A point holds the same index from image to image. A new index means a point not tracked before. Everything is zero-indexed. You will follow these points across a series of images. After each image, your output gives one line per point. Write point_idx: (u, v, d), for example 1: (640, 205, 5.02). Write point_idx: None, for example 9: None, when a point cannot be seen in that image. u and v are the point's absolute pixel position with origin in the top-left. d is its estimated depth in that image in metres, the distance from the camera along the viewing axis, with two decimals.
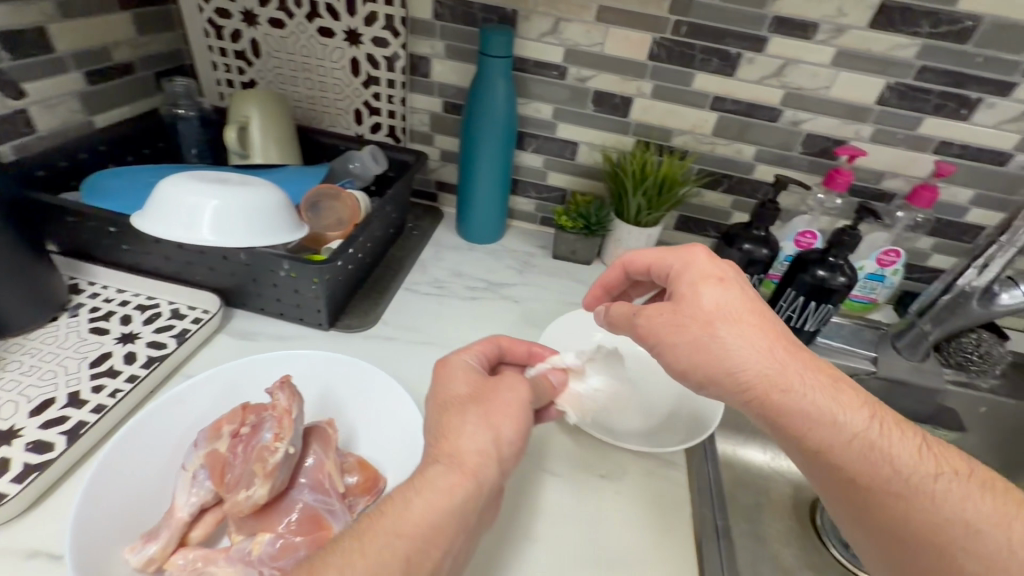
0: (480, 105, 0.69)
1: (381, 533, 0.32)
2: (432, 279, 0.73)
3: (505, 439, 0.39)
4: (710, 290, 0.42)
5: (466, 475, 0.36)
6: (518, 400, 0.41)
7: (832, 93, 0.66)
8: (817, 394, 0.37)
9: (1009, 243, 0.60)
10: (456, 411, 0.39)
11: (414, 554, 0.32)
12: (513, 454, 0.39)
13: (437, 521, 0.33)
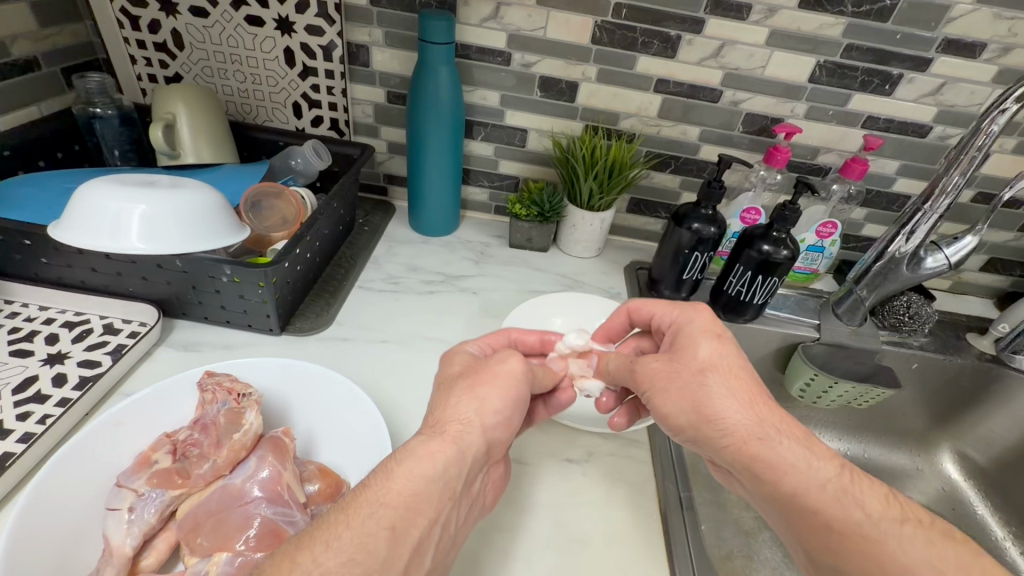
0: (424, 96, 0.67)
1: (364, 516, 0.32)
2: (386, 275, 0.71)
3: (489, 413, 0.40)
4: (706, 345, 0.44)
5: (456, 455, 0.37)
6: (512, 386, 0.42)
7: (767, 72, 0.68)
8: (794, 446, 0.39)
9: (931, 210, 0.64)
10: (448, 386, 0.42)
11: (398, 524, 0.32)
12: (500, 428, 0.41)
13: (420, 491, 0.34)
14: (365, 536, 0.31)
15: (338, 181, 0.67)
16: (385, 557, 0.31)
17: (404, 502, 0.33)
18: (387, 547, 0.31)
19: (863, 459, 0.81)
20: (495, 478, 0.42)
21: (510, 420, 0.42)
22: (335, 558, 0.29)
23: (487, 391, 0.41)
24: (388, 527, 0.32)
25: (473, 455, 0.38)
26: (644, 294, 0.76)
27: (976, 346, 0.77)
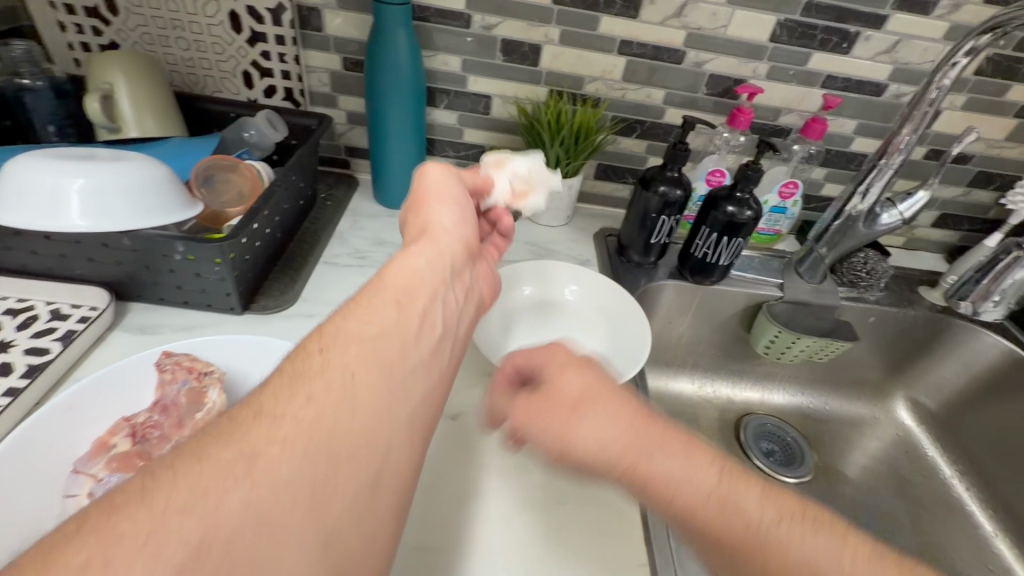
0: (381, 64, 0.65)
1: (368, 301, 0.36)
2: (352, 250, 0.69)
3: (445, 209, 0.46)
4: (568, 376, 0.41)
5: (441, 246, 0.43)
6: (457, 196, 0.48)
7: (729, 32, 0.68)
8: (673, 465, 0.36)
9: (887, 168, 0.65)
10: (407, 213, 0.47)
11: (403, 303, 0.37)
12: (467, 225, 0.47)
13: (416, 280, 0.39)
14: (368, 321, 0.35)
15: (296, 153, 0.64)
16: (398, 334, 0.35)
17: (399, 291, 0.38)
18: (398, 321, 0.36)
19: (825, 410, 0.85)
20: (485, 274, 0.49)
21: (468, 218, 0.48)
22: (347, 343, 0.33)
23: (450, 208, 0.47)
24: (391, 310, 0.36)
25: (454, 253, 0.44)
26: (614, 260, 0.77)
27: (927, 298, 0.80)
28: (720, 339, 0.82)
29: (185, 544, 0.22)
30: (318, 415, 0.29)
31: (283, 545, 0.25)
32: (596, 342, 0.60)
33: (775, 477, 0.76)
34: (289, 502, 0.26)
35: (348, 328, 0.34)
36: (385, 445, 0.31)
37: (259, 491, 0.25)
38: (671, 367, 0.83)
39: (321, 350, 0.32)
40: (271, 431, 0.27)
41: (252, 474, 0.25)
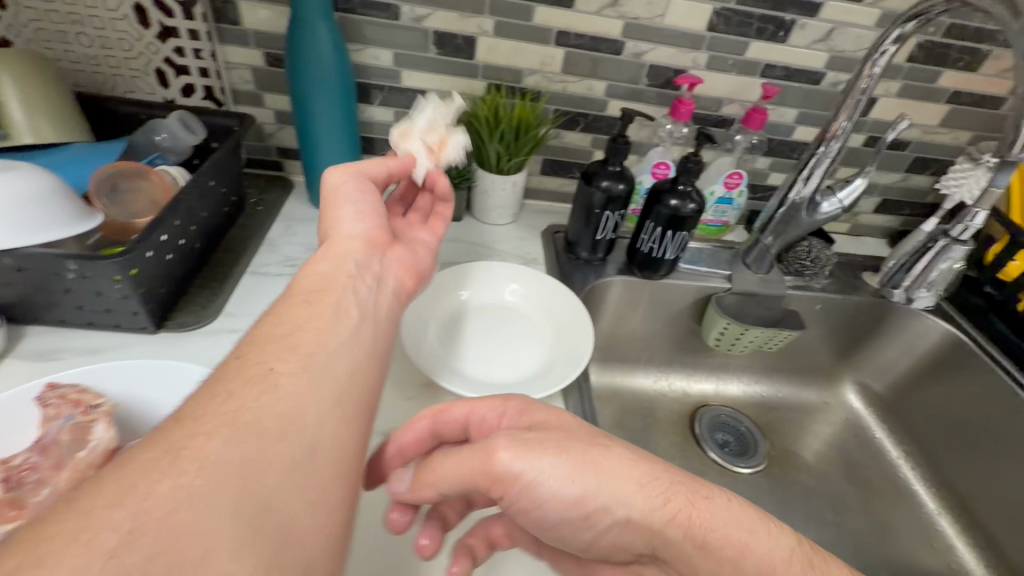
0: (301, 57, 0.61)
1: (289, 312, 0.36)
2: (283, 257, 0.65)
3: (349, 207, 0.46)
4: (571, 414, 0.38)
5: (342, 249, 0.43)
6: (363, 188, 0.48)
7: (667, 21, 0.66)
8: (728, 511, 0.34)
9: (824, 155, 0.65)
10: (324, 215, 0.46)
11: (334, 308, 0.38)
12: (379, 222, 0.47)
13: (325, 275, 0.40)
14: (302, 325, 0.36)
15: (215, 151, 0.59)
16: (327, 332, 0.36)
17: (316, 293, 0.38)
18: (322, 319, 0.36)
19: (777, 398, 0.86)
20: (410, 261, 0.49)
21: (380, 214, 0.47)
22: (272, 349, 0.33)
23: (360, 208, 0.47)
24: (317, 316, 0.37)
25: (353, 246, 0.43)
26: (562, 258, 0.75)
27: (868, 283, 0.81)
28: (673, 332, 0.81)
29: (116, 531, 0.23)
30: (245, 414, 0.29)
31: (216, 529, 0.24)
32: (542, 346, 0.58)
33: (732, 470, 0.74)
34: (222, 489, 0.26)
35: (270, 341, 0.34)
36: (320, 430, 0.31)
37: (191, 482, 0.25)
38: (625, 362, 0.82)
39: (254, 357, 0.33)
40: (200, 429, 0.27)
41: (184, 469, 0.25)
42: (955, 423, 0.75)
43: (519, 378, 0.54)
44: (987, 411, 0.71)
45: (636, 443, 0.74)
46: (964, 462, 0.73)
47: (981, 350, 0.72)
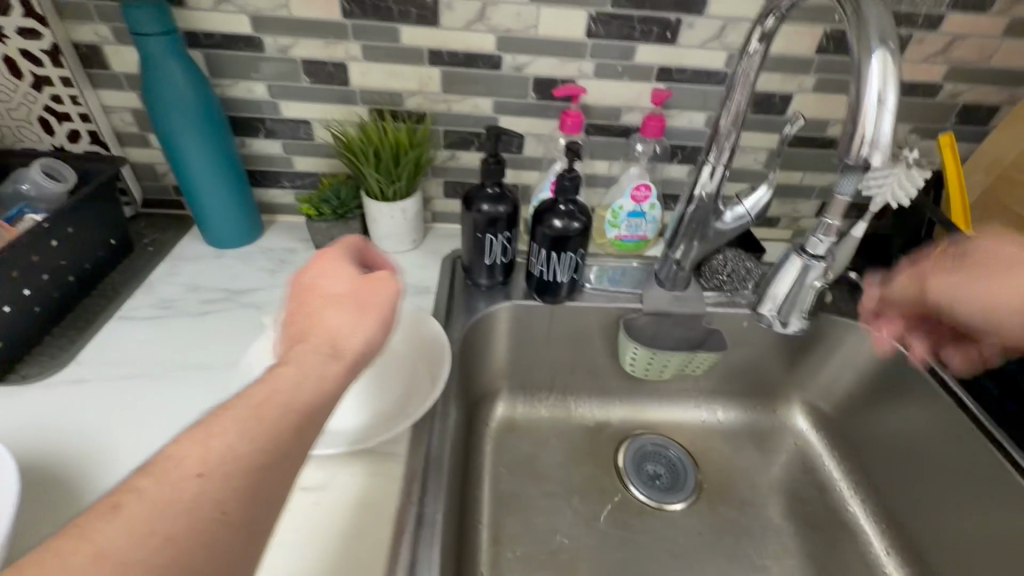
0: (157, 97, 0.60)
1: (242, 416, 0.33)
2: (158, 299, 0.64)
3: (331, 292, 0.43)
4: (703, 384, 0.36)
5: (336, 351, 0.39)
6: (346, 270, 0.46)
7: (541, 31, 0.62)
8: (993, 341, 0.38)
9: (715, 161, 0.60)
10: (314, 305, 0.43)
11: (262, 413, 0.34)
12: (376, 331, 0.42)
13: (288, 394, 0.35)
14: (245, 427, 0.32)
15: (73, 194, 0.59)
16: (280, 436, 0.33)
17: (276, 404, 0.34)
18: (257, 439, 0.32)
19: (715, 425, 0.80)
20: None
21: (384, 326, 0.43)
22: (203, 454, 0.30)
23: (355, 314, 0.42)
24: (262, 416, 0.33)
25: (344, 362, 0.39)
26: (459, 285, 0.71)
27: None
28: (591, 357, 0.76)
29: None
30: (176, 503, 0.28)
31: None
32: (402, 384, 0.54)
33: (665, 507, 0.71)
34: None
35: (204, 441, 0.31)
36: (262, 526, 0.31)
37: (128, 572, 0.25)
38: (542, 390, 0.78)
39: (182, 453, 0.30)
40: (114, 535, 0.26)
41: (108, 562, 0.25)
42: (901, 449, 0.67)
43: (365, 423, 0.50)
44: (931, 436, 0.63)
45: None
46: (913, 494, 0.65)
47: (924, 366, 0.65)
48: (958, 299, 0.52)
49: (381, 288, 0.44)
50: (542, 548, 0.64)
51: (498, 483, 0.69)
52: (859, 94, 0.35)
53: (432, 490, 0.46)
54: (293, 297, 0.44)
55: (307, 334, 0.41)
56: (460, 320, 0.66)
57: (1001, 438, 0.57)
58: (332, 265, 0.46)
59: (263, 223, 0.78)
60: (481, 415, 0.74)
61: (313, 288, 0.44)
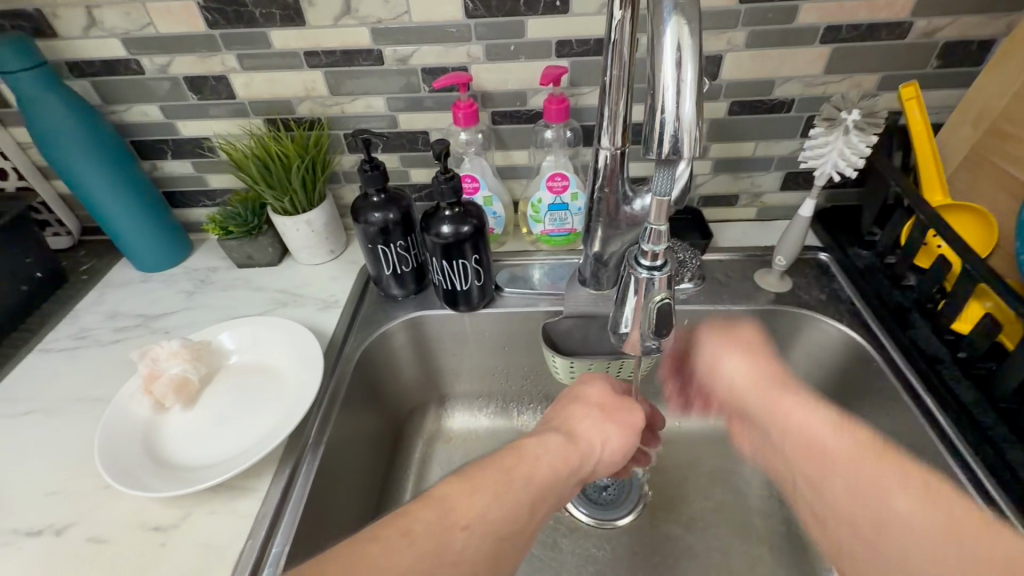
0: (44, 132, 0.60)
1: (505, 479, 0.36)
2: (78, 329, 0.66)
3: (624, 401, 0.48)
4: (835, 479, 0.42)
5: (570, 455, 0.41)
6: (620, 402, 0.47)
7: (415, 17, 0.57)
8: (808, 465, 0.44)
9: (609, 147, 0.52)
10: (585, 405, 0.46)
11: (533, 504, 0.37)
12: (611, 457, 0.44)
13: (550, 481, 0.38)
14: (500, 492, 0.35)
15: None
16: (520, 519, 0.35)
17: (522, 474, 0.37)
18: (484, 493, 0.35)
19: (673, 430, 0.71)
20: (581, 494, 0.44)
21: (624, 453, 0.45)
22: (470, 510, 0.34)
23: (610, 424, 0.45)
24: (508, 479, 0.36)
25: (586, 469, 0.42)
26: (372, 298, 0.67)
27: (765, 287, 0.64)
28: (524, 363, 0.70)
29: None
30: (417, 562, 0.30)
31: None
32: (274, 412, 0.53)
33: (605, 526, 0.64)
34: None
35: (467, 499, 0.34)
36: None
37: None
38: (480, 400, 0.73)
39: (452, 500, 0.34)
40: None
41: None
42: None
43: (227, 456, 0.49)
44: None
45: None
46: None
47: (886, 364, 0.55)
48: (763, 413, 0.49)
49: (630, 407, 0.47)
50: None
51: None
52: (653, 70, 0.29)
53: (282, 529, 0.45)
54: (556, 402, 0.48)
55: (573, 424, 0.44)
56: (360, 335, 0.63)
57: (964, 453, 0.47)
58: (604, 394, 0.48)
59: (193, 242, 0.78)
60: (408, 429, 0.70)
61: (579, 395, 0.48)
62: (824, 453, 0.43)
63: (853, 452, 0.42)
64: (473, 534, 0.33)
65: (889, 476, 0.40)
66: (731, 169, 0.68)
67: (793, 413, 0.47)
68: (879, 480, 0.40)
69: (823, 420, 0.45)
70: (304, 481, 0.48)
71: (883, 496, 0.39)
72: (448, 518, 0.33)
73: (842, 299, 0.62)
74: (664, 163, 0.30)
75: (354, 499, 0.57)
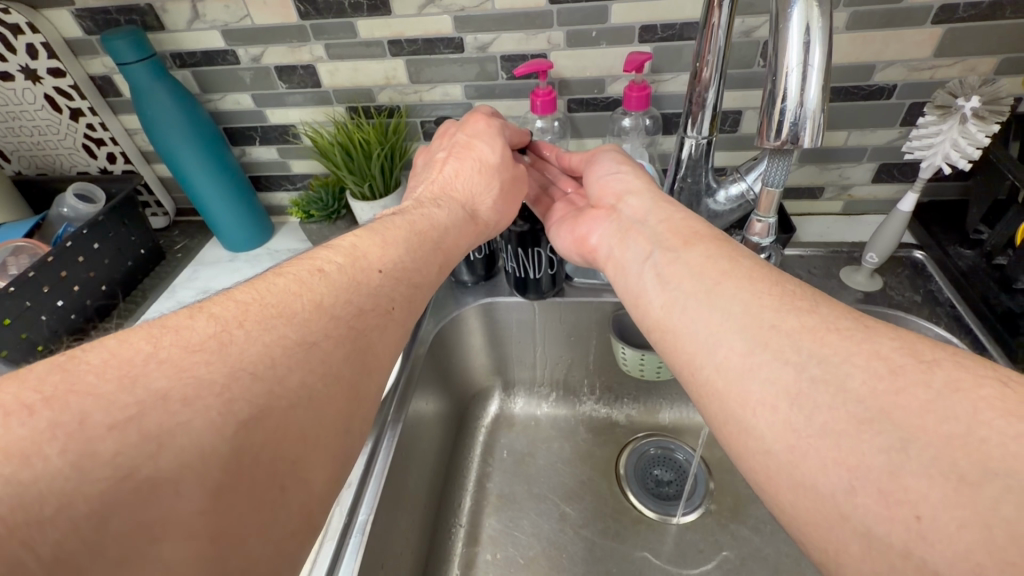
0: (151, 119, 0.64)
1: (392, 233, 0.40)
2: (175, 302, 0.72)
3: (502, 156, 0.52)
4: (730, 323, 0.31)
5: (468, 221, 0.48)
6: (500, 142, 0.52)
7: (497, 5, 0.57)
8: (688, 321, 0.34)
9: (696, 136, 0.51)
10: (465, 142, 0.53)
11: (443, 265, 0.43)
12: (491, 215, 0.50)
13: (442, 229, 0.45)
14: (410, 244, 0.40)
15: (93, 215, 0.66)
16: (430, 265, 0.41)
17: (428, 236, 0.43)
18: (359, 254, 0.37)
19: None
20: (461, 225, 0.47)
21: (507, 206, 0.52)
22: (382, 255, 0.38)
23: (488, 184, 0.51)
24: (417, 239, 0.42)
25: (461, 207, 0.49)
26: (446, 283, 0.69)
27: (852, 286, 0.61)
28: (589, 353, 0.70)
29: (110, 417, 0.22)
30: (259, 363, 0.27)
31: (196, 457, 0.22)
32: None
33: (667, 521, 0.63)
34: (302, 364, 0.28)
35: (380, 249, 0.38)
36: (390, 333, 0.35)
37: (250, 362, 0.26)
38: (543, 388, 0.74)
39: (366, 252, 0.37)
40: (246, 306, 0.29)
41: (225, 333, 0.27)
42: None
43: None
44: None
45: (532, 482, 0.67)
46: None
47: None
48: (629, 295, 0.40)
49: (522, 178, 0.53)
50: (521, 553, 0.61)
51: (484, 482, 0.67)
52: (778, 59, 0.31)
53: (366, 498, 0.48)
54: (448, 147, 0.53)
55: (452, 188, 0.50)
56: (433, 319, 0.65)
57: None
58: (481, 120, 0.54)
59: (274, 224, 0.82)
60: (472, 414, 0.72)
61: (468, 145, 0.52)
62: (701, 255, 0.37)
63: (709, 252, 0.37)
64: (389, 276, 0.37)
65: (767, 319, 0.30)
66: (818, 160, 0.65)
67: (627, 199, 0.46)
68: (797, 348, 0.28)
69: (629, 202, 0.46)
70: (386, 454, 0.51)
71: (744, 296, 0.32)
72: (363, 261, 0.36)
73: (939, 301, 0.58)
74: (778, 155, 0.38)
75: (422, 479, 0.59)
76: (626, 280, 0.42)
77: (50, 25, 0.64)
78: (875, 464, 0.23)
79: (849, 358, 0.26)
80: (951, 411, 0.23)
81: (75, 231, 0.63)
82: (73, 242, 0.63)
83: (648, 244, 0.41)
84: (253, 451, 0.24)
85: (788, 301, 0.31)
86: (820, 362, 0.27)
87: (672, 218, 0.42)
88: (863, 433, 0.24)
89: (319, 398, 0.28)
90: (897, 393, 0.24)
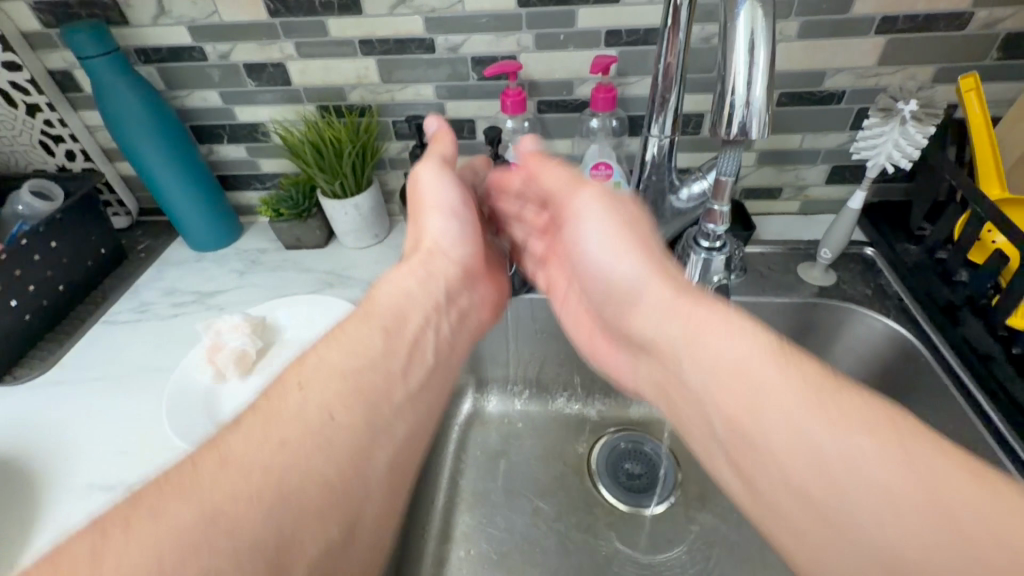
0: (113, 116, 0.63)
1: (348, 332, 0.39)
2: (138, 302, 0.70)
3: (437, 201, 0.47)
4: (765, 433, 0.30)
5: (430, 268, 0.45)
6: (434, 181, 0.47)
7: (468, 7, 0.58)
8: (728, 453, 0.33)
9: (659, 136, 0.53)
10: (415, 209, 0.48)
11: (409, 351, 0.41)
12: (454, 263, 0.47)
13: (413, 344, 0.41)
14: (355, 321, 0.40)
15: (51, 213, 0.64)
16: (377, 347, 0.39)
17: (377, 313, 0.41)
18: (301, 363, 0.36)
19: None
20: (438, 338, 0.44)
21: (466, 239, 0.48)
22: (302, 367, 0.36)
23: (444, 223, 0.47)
24: (361, 319, 0.40)
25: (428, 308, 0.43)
26: None
27: (808, 281, 0.64)
28: (561, 350, 0.71)
29: None
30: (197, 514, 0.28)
31: None
32: None
33: (638, 512, 0.65)
34: (232, 498, 0.29)
35: (315, 357, 0.37)
36: (342, 431, 0.34)
37: (181, 526, 0.27)
38: (516, 385, 0.74)
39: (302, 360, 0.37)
40: (192, 460, 0.31)
41: (159, 502, 0.28)
42: None
43: None
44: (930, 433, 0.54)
45: (506, 478, 0.68)
46: None
47: (938, 363, 0.54)
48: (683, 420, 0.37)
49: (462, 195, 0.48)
50: (494, 548, 0.62)
51: (457, 480, 0.67)
52: (727, 56, 0.33)
53: None
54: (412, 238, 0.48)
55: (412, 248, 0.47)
56: None
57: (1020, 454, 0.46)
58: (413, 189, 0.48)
59: (243, 224, 0.81)
60: (445, 412, 0.72)
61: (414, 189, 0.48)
62: (669, 337, 0.35)
63: (680, 322, 0.35)
64: (312, 383, 0.35)
65: (793, 416, 0.29)
66: (776, 161, 0.68)
67: (625, 266, 0.40)
68: (807, 441, 0.28)
69: (620, 256, 0.40)
70: None
71: (726, 372, 0.32)
72: (285, 377, 0.35)
73: (888, 294, 0.62)
74: (731, 147, 0.38)
75: None
76: (645, 365, 0.41)
77: (6, 17, 0.63)
78: (911, 549, 0.26)
79: (874, 463, 0.27)
80: (930, 496, 0.26)
81: (32, 228, 0.61)
82: (30, 239, 0.61)
83: (666, 330, 0.36)
84: (275, 515, 0.30)
85: (816, 396, 0.29)
86: (839, 462, 0.28)
87: (645, 287, 0.38)
88: (909, 519, 0.26)
89: (259, 525, 0.29)
90: (915, 500, 0.26)
